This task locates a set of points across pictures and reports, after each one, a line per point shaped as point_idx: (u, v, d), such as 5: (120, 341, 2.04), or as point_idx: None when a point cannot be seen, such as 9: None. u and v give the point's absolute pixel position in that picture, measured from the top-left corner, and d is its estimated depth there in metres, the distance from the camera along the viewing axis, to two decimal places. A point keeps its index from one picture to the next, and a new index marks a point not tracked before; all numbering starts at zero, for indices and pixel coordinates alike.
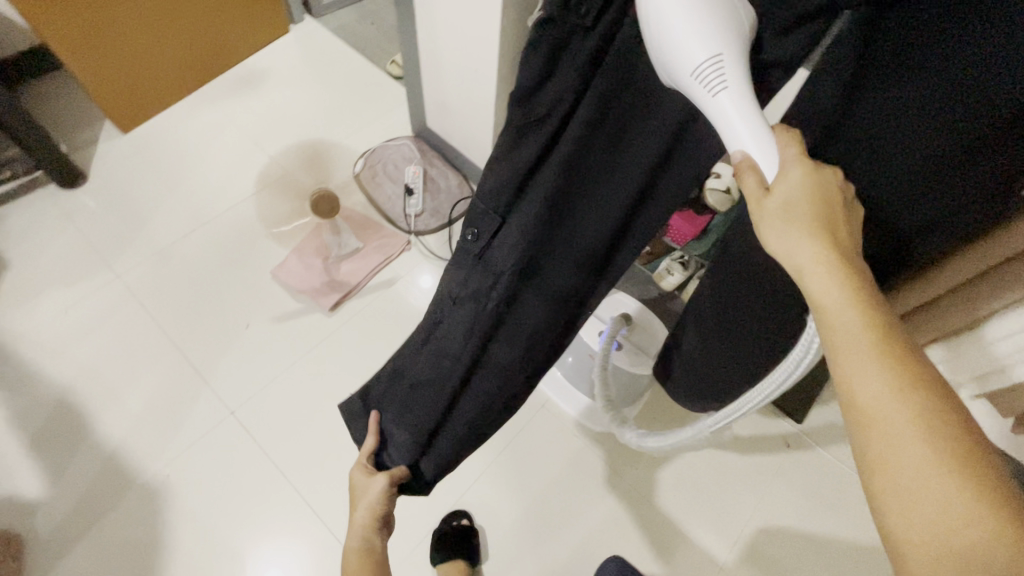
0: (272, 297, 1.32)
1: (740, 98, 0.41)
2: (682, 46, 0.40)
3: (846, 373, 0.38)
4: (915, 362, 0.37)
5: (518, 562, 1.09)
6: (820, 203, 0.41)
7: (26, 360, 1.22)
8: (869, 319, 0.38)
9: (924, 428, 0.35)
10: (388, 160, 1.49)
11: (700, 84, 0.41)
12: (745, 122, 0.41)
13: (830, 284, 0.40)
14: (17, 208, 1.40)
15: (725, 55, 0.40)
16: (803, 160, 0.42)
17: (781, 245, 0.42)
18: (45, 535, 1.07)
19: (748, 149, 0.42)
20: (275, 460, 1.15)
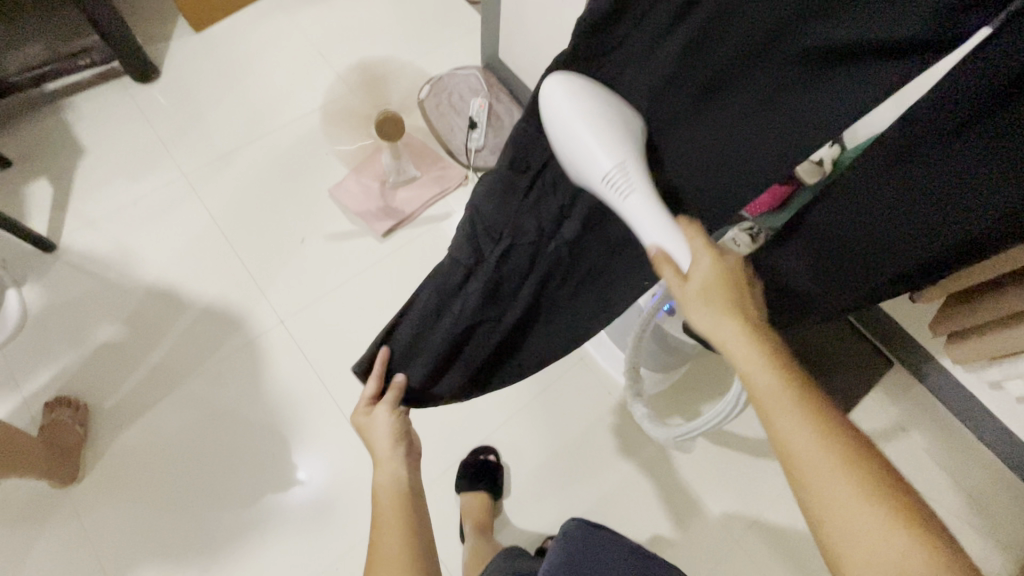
0: (327, 216, 1.33)
1: (646, 203, 0.48)
2: (589, 151, 0.48)
3: (782, 429, 0.43)
4: (825, 405, 0.44)
5: (538, 504, 1.11)
6: (727, 280, 0.48)
7: (96, 244, 1.28)
8: (785, 381, 0.44)
9: (857, 473, 0.41)
10: (453, 89, 1.43)
11: (609, 192, 0.48)
12: (651, 227, 0.48)
13: (749, 351, 0.46)
14: (94, 97, 1.43)
15: (624, 163, 0.48)
16: (710, 248, 0.49)
17: (699, 324, 0.48)
18: (107, 407, 1.15)
19: (659, 244, 0.48)
20: (318, 373, 1.19)
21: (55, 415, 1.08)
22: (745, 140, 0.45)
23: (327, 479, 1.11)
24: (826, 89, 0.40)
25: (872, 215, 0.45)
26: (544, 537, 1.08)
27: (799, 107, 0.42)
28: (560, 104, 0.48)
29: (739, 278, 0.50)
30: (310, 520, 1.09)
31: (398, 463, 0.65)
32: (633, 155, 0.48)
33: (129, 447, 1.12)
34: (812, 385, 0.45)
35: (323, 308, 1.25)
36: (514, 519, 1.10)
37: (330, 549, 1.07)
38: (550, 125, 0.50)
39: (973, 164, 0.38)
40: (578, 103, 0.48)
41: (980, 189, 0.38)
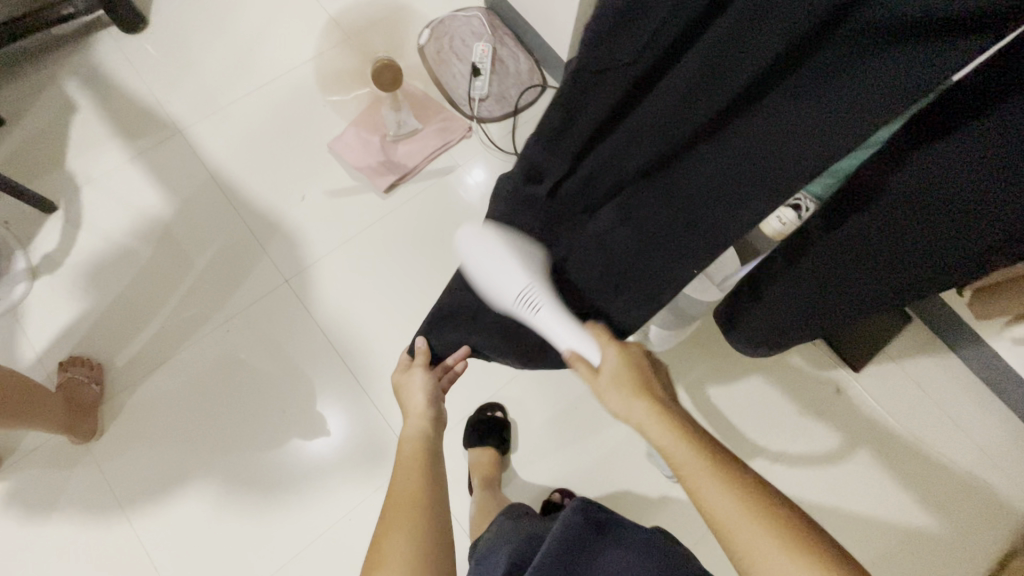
0: (328, 170, 1.29)
1: (554, 316, 0.61)
2: (499, 281, 0.61)
3: (702, 495, 0.49)
4: (733, 467, 0.50)
5: (544, 459, 1.12)
6: (633, 369, 0.59)
7: (95, 203, 1.26)
8: (691, 448, 0.51)
9: (765, 524, 0.46)
10: (456, 32, 1.36)
11: (525, 307, 0.61)
12: (566, 336, 0.61)
13: (660, 428, 0.54)
14: (82, 49, 1.37)
15: (531, 282, 0.61)
16: (615, 343, 0.61)
17: (621, 410, 0.57)
18: (120, 365, 1.17)
19: (573, 348, 0.61)
20: (326, 330, 1.19)
21: (71, 372, 1.11)
22: (767, 148, 0.42)
23: (340, 433, 1.13)
24: (861, 95, 0.35)
25: (887, 223, 0.45)
26: (551, 490, 1.10)
27: (831, 112, 0.37)
28: (469, 241, 0.64)
29: (642, 364, 0.61)
30: (325, 471, 1.11)
31: (421, 415, 0.69)
32: (536, 278, 0.61)
33: (142, 404, 1.14)
34: (723, 450, 0.52)
35: (327, 267, 1.23)
36: (522, 473, 1.12)
37: (347, 496, 1.10)
38: (472, 270, 0.64)
39: (952, 176, 0.39)
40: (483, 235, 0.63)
41: (971, 198, 0.39)
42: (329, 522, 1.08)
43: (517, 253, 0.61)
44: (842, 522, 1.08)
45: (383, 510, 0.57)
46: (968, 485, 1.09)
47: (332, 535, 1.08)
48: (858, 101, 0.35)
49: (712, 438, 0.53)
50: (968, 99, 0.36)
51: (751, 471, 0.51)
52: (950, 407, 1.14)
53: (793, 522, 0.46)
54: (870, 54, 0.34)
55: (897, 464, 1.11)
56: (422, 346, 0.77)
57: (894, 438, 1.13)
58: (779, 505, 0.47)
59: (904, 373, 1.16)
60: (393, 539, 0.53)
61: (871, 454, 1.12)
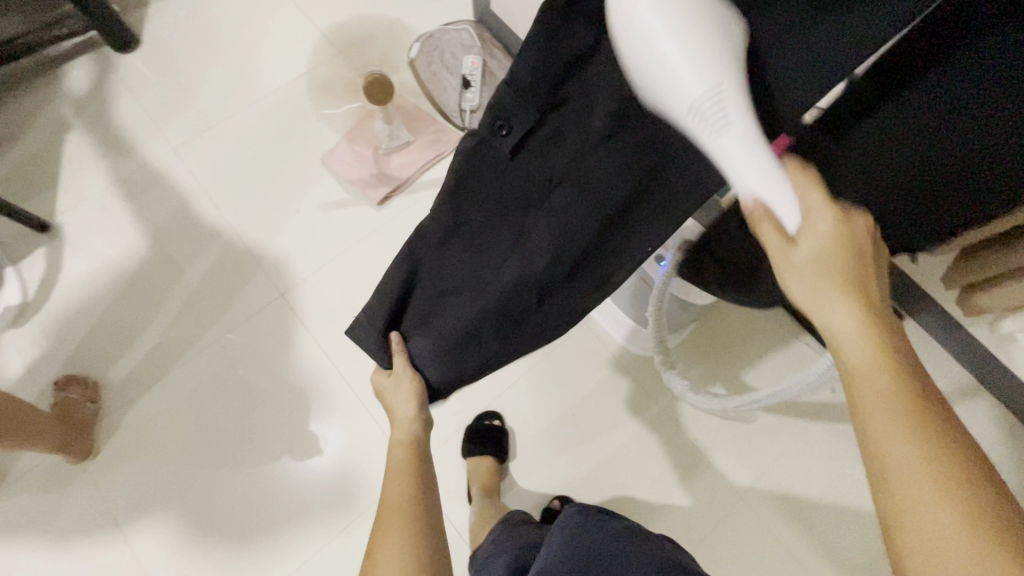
0: (322, 183, 1.30)
1: (745, 144, 0.42)
2: (675, 78, 0.41)
3: (879, 440, 0.39)
4: (940, 413, 0.39)
5: (543, 466, 1.12)
6: (849, 254, 0.44)
7: (89, 221, 1.26)
8: (893, 379, 0.40)
9: (952, 492, 0.36)
10: (445, 46, 1.34)
11: (702, 122, 0.42)
12: (753, 169, 0.43)
13: (862, 341, 0.41)
14: (75, 69, 1.38)
15: (720, 87, 0.41)
16: (831, 209, 0.44)
17: (804, 301, 0.44)
18: (115, 383, 1.16)
19: (761, 197, 0.44)
20: (321, 343, 1.19)
21: (66, 392, 1.10)
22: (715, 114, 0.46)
23: (337, 445, 1.13)
24: (794, 67, 0.43)
25: (876, 159, 0.47)
26: (551, 497, 1.10)
27: (771, 80, 0.44)
28: (637, 5, 0.40)
29: (868, 237, 0.45)
30: (321, 488, 1.11)
31: (416, 421, 0.65)
32: (732, 68, 0.41)
33: (139, 420, 1.14)
34: (929, 391, 0.40)
35: (323, 278, 1.24)
36: (520, 481, 1.12)
37: (345, 509, 1.10)
38: (637, 67, 0.42)
39: (945, 102, 0.43)
40: (657, 5, 0.39)
41: (981, 99, 0.41)
42: (324, 539, 1.08)
43: (710, 45, 0.40)
44: (844, 524, 1.07)
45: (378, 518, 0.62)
46: None
47: (328, 553, 1.07)
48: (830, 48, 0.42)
49: (921, 372, 0.41)
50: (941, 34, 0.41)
51: (958, 422, 0.39)
52: None
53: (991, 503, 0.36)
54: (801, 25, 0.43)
55: None
56: (398, 348, 0.61)
57: None
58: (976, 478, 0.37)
59: None
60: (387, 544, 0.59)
61: None
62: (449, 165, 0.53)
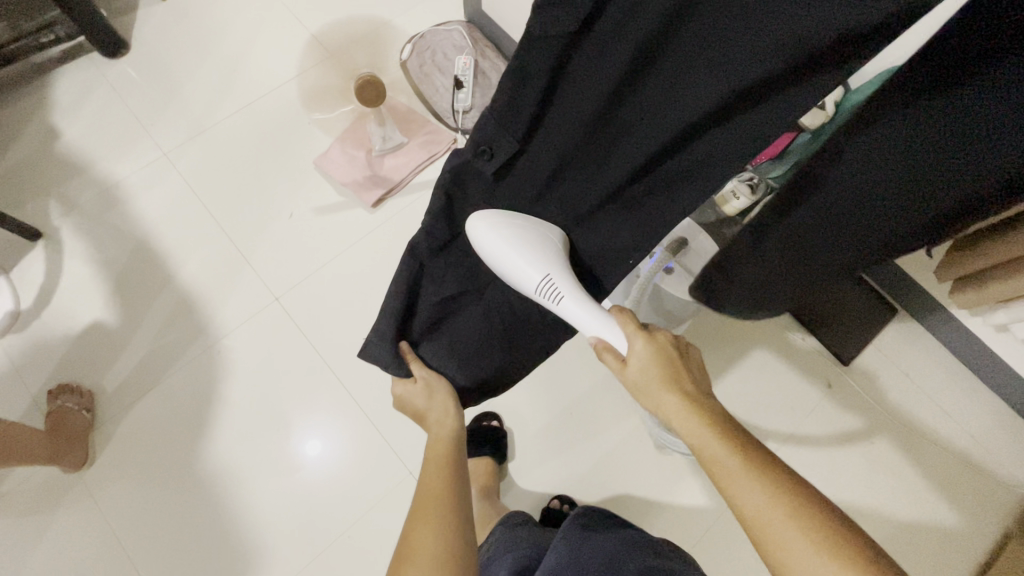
0: (316, 187, 1.30)
1: (575, 301, 0.59)
2: (519, 272, 0.58)
3: (734, 493, 0.46)
4: (766, 460, 0.47)
5: (540, 466, 1.12)
6: (662, 360, 0.56)
7: (80, 228, 1.25)
8: (724, 443, 0.49)
9: (804, 525, 0.43)
10: (437, 46, 1.33)
11: (545, 299, 0.59)
12: (587, 320, 0.59)
13: (688, 422, 0.52)
14: (63, 76, 1.37)
15: (549, 273, 0.58)
16: (640, 331, 0.58)
17: (651, 403, 0.56)
18: (110, 392, 1.15)
19: (596, 335, 0.60)
20: (316, 346, 1.19)
21: (60, 401, 1.09)
22: (704, 144, 0.47)
23: (336, 449, 1.13)
24: (773, 114, 0.42)
25: (848, 193, 0.45)
26: (551, 497, 1.10)
27: (752, 126, 0.43)
28: (485, 237, 0.58)
29: (676, 350, 0.58)
30: (321, 492, 1.10)
31: (452, 414, 0.64)
32: (555, 263, 0.58)
33: (135, 428, 1.14)
34: (755, 444, 0.49)
35: (318, 282, 1.23)
36: (519, 482, 1.12)
37: (346, 511, 1.09)
38: (491, 264, 0.59)
39: (911, 144, 0.39)
40: (501, 237, 0.57)
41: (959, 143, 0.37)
42: (325, 542, 1.08)
43: (527, 247, 0.58)
44: None
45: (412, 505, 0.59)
46: (963, 472, 1.11)
47: (329, 558, 1.07)
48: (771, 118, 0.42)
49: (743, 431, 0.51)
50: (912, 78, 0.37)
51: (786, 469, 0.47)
52: (942, 401, 1.15)
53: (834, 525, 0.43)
54: (776, 76, 0.39)
55: (895, 455, 1.12)
56: (410, 356, 0.63)
57: (891, 429, 1.14)
58: (821, 508, 0.44)
59: (895, 366, 1.17)
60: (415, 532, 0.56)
61: (871, 450, 1.13)
62: (436, 185, 0.57)
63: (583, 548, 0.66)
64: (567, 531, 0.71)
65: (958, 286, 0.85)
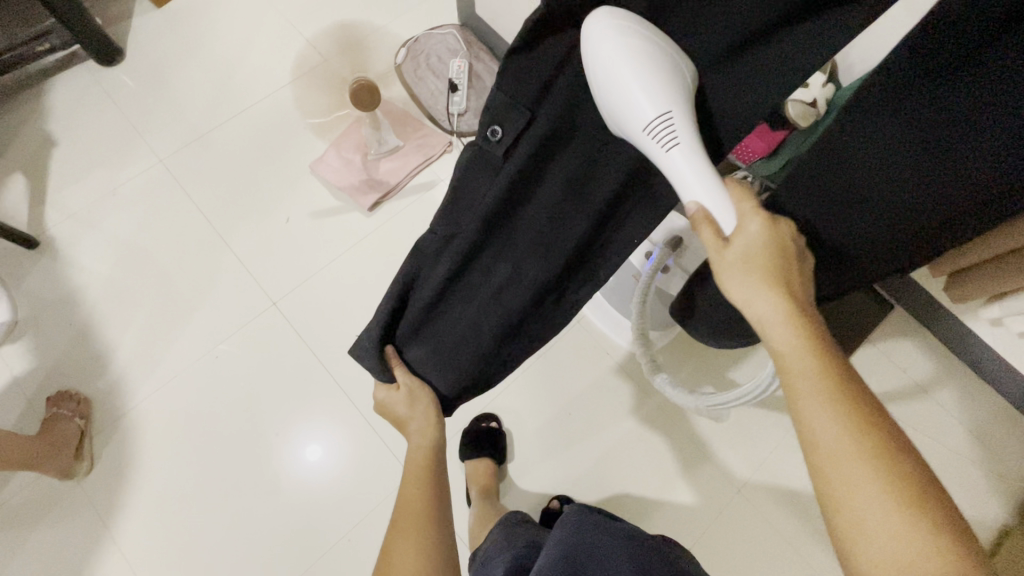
0: (312, 191, 1.30)
1: (691, 155, 0.44)
2: (631, 99, 0.42)
3: (808, 415, 0.41)
4: (857, 388, 0.42)
5: (539, 466, 1.13)
6: (774, 252, 0.47)
7: (77, 235, 1.26)
8: (819, 362, 0.43)
9: (878, 463, 0.39)
10: (431, 50, 1.34)
11: (654, 145, 0.43)
12: (699, 184, 0.45)
13: (788, 331, 0.44)
14: (60, 84, 1.37)
15: (673, 110, 0.42)
16: (759, 214, 0.47)
17: (740, 298, 0.47)
18: (109, 398, 1.15)
19: (701, 206, 0.45)
20: (313, 350, 1.19)
21: (57, 409, 1.09)
22: (725, 89, 0.46)
23: (334, 452, 1.13)
24: (801, 45, 0.42)
25: (868, 181, 0.49)
26: (550, 497, 1.10)
27: (765, 70, 0.44)
28: (602, 46, 0.40)
29: (793, 245, 0.49)
30: (319, 496, 1.11)
31: (435, 422, 0.67)
32: (680, 100, 0.43)
33: (133, 434, 1.14)
34: (850, 370, 0.43)
35: (315, 286, 1.24)
36: (518, 482, 1.12)
37: (345, 515, 1.10)
38: (596, 82, 0.42)
39: (926, 134, 0.44)
40: (633, 48, 0.40)
41: (968, 128, 0.42)
42: (325, 545, 1.08)
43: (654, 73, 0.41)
44: None
45: (396, 518, 0.64)
46: (960, 467, 1.11)
47: (329, 562, 1.07)
48: (780, 64, 0.43)
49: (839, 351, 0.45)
50: (923, 67, 0.41)
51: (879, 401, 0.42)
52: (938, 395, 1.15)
53: (912, 467, 0.39)
54: (778, 22, 0.42)
55: None
56: (396, 362, 0.64)
57: None
58: (900, 446, 0.39)
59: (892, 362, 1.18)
60: (403, 548, 0.60)
61: None
62: (450, 175, 0.49)
63: (578, 545, 0.65)
64: (561, 528, 0.71)
65: (952, 279, 0.85)
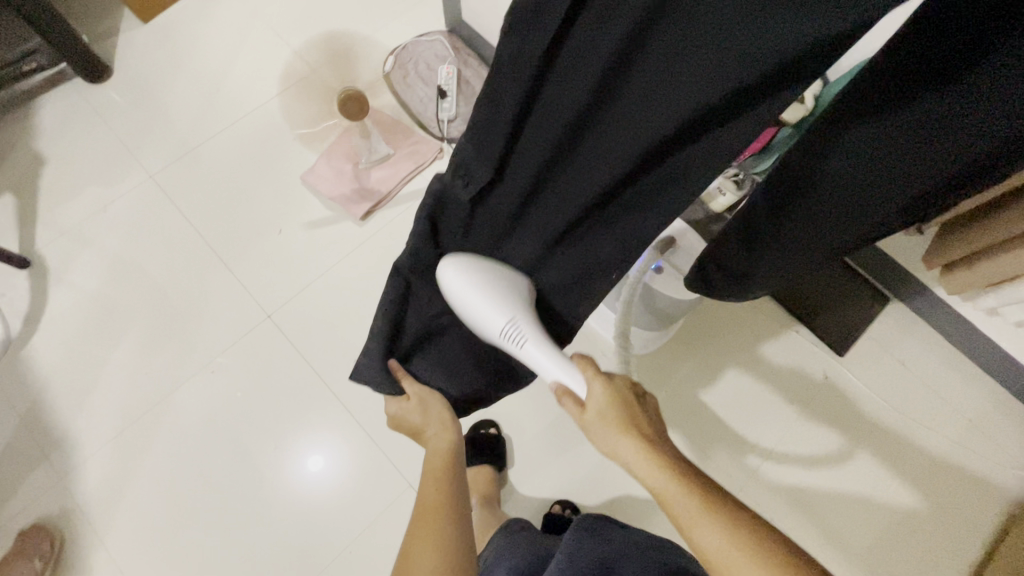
0: (304, 202, 1.30)
1: (539, 348, 0.57)
2: (484, 314, 0.57)
3: (696, 535, 0.46)
4: (727, 504, 0.47)
5: (540, 471, 1.12)
6: (620, 404, 0.55)
7: (70, 254, 1.25)
8: (686, 486, 0.48)
9: (770, 569, 0.43)
10: (420, 58, 1.34)
11: (510, 343, 0.58)
12: (552, 367, 0.57)
13: (648, 466, 0.50)
14: (48, 103, 1.37)
15: (515, 318, 0.57)
16: (600, 375, 0.57)
17: (606, 448, 0.53)
18: (105, 418, 1.15)
19: (558, 381, 0.58)
20: (310, 361, 1.19)
21: (24, 541, 1.03)
22: (691, 151, 0.44)
23: (333, 464, 1.13)
24: (757, 119, 0.40)
25: (839, 203, 0.47)
26: (551, 501, 1.10)
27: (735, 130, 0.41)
28: (453, 279, 0.58)
29: (635, 395, 0.57)
30: (320, 508, 1.10)
31: (450, 430, 0.64)
32: (521, 309, 0.57)
33: (130, 453, 1.13)
34: (715, 487, 0.49)
35: (309, 297, 1.23)
36: (520, 487, 1.11)
37: (347, 525, 1.09)
38: (458, 304, 0.58)
39: (895, 164, 0.41)
40: (472, 277, 0.57)
41: (940, 161, 0.39)
42: (330, 557, 1.07)
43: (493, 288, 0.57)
44: (844, 508, 1.08)
45: (412, 523, 0.62)
46: (966, 458, 1.10)
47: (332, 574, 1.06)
48: (736, 135, 0.41)
49: (700, 471, 0.51)
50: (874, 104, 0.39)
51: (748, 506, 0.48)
52: (939, 386, 1.14)
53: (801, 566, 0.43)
54: (741, 92, 0.39)
55: (894, 445, 1.11)
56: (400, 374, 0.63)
57: (890, 417, 1.13)
58: (784, 544, 0.45)
59: (891, 355, 1.17)
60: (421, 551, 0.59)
61: (878, 439, 1.12)
62: (419, 208, 0.58)
63: (584, 549, 0.66)
64: (567, 533, 0.71)
65: (949, 270, 0.85)
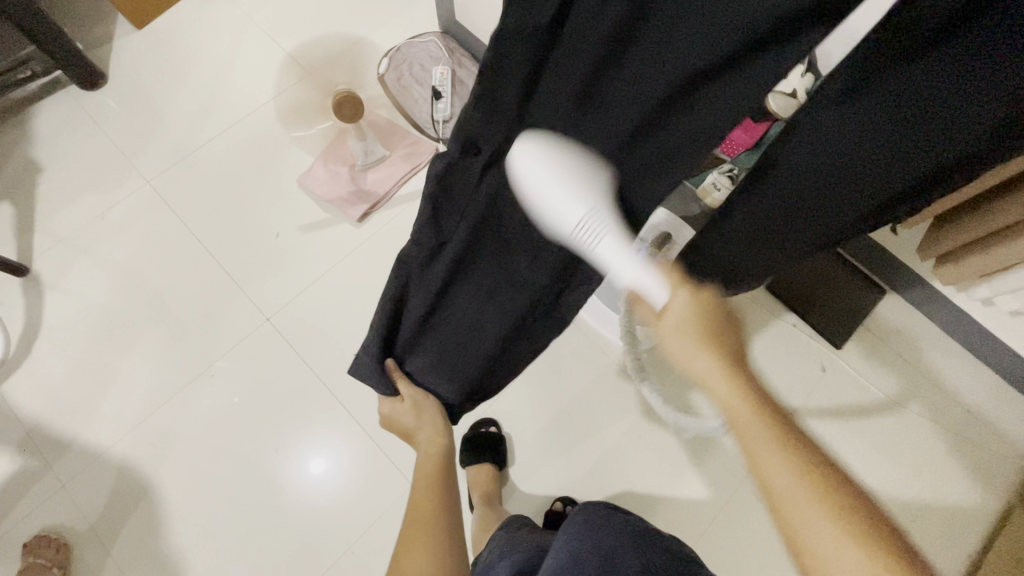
0: (300, 205, 1.30)
1: (619, 245, 0.46)
2: (558, 201, 0.42)
3: (764, 463, 0.45)
4: (799, 436, 0.46)
5: (540, 469, 1.13)
6: (704, 318, 0.50)
7: (69, 261, 1.26)
8: (762, 414, 0.47)
9: (826, 505, 0.43)
10: (414, 59, 1.34)
11: (585, 237, 0.44)
12: (628, 266, 0.47)
13: (729, 388, 0.48)
14: (43, 111, 1.37)
15: (597, 207, 0.43)
16: (683, 285, 0.50)
17: (678, 355, 0.50)
18: (106, 424, 1.15)
19: (635, 284, 0.48)
20: (310, 364, 1.19)
21: (33, 558, 1.02)
22: (679, 129, 0.42)
23: (335, 465, 1.13)
24: (746, 86, 0.38)
25: (841, 167, 0.50)
26: (552, 498, 1.10)
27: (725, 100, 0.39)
28: (532, 164, 0.41)
29: (721, 307, 0.51)
30: (323, 509, 1.10)
31: (440, 429, 0.69)
32: (602, 201, 0.43)
33: (132, 458, 1.13)
34: (788, 418, 0.48)
35: (307, 300, 1.23)
36: (521, 485, 1.12)
37: (349, 525, 1.10)
38: (527, 196, 0.42)
39: (900, 124, 0.44)
40: (556, 162, 0.41)
41: (946, 116, 0.42)
42: (333, 557, 1.08)
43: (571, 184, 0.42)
44: None
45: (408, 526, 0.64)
46: (965, 448, 1.10)
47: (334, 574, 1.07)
48: (722, 113, 0.39)
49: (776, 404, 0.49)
50: (885, 63, 0.41)
51: None
52: (937, 376, 1.15)
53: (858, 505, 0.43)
54: (734, 56, 0.37)
55: (893, 435, 1.12)
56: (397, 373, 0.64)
57: (888, 409, 1.14)
58: (844, 482, 0.44)
59: (889, 346, 1.17)
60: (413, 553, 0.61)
61: (875, 432, 1.13)
62: (422, 191, 0.48)
63: (586, 541, 0.65)
64: (568, 526, 0.71)
65: (944, 261, 0.85)
